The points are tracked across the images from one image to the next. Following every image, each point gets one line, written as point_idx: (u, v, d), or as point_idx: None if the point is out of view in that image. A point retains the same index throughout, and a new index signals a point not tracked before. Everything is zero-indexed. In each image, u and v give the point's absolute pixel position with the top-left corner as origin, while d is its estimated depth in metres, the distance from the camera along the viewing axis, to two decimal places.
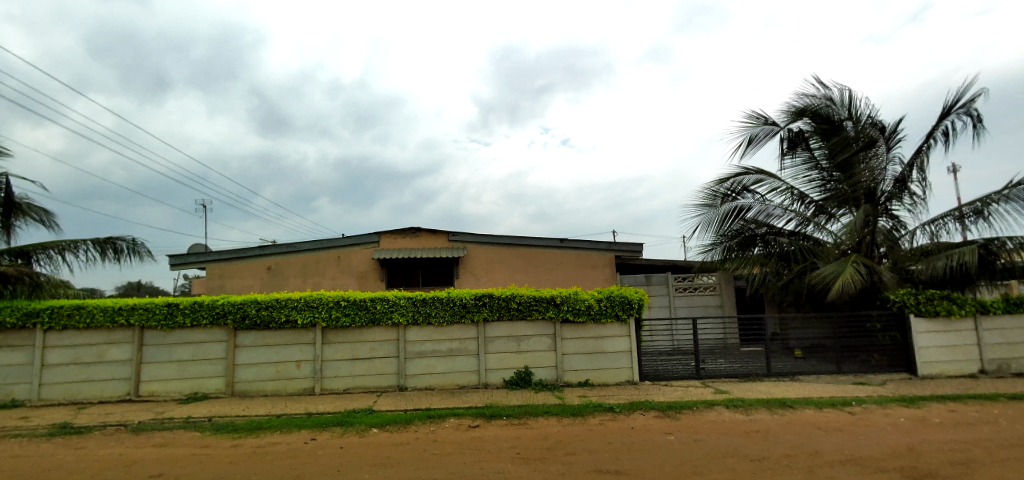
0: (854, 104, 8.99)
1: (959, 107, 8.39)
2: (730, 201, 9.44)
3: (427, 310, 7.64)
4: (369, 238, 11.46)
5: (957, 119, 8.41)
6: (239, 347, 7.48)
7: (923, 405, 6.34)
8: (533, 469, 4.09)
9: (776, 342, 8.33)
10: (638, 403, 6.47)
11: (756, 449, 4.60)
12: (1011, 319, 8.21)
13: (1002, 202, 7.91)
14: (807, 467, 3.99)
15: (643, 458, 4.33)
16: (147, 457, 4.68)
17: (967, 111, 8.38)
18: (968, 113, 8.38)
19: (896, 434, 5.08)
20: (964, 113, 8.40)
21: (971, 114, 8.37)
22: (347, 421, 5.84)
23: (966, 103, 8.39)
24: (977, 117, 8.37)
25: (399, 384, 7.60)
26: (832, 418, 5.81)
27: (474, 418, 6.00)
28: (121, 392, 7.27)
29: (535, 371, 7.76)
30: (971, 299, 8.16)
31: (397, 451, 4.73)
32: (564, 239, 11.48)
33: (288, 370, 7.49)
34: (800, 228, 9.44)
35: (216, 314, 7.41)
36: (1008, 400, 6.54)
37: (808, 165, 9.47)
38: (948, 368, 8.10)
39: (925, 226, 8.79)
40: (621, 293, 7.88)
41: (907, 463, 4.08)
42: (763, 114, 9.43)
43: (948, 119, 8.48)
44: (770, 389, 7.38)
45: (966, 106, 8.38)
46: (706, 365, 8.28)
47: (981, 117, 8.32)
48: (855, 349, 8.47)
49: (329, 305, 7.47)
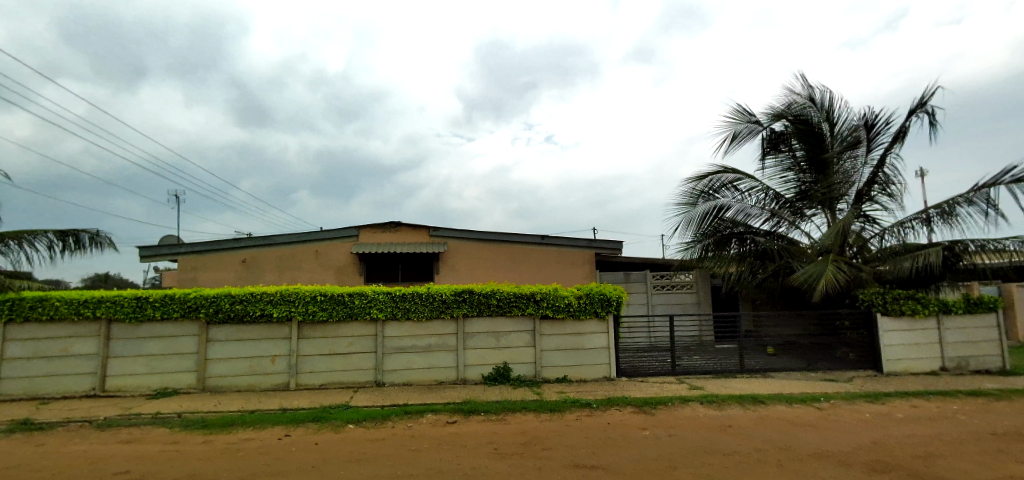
0: (831, 107, 9.27)
1: (918, 109, 8.68)
2: (709, 200, 9.59)
3: (406, 305, 7.58)
4: (348, 231, 11.29)
5: (917, 119, 8.70)
6: (212, 341, 7.32)
7: (886, 401, 6.57)
8: (511, 463, 4.13)
9: (750, 339, 8.48)
10: (614, 399, 6.54)
11: (729, 443, 4.71)
12: (970, 319, 8.56)
13: (967, 204, 8.20)
14: (777, 461, 4.12)
15: (618, 453, 4.42)
16: (114, 454, 4.54)
17: (929, 112, 8.63)
18: (926, 112, 8.65)
19: (860, 429, 5.26)
20: (925, 116, 8.65)
21: (928, 112, 8.62)
22: (323, 416, 5.79)
23: (922, 103, 8.66)
24: (934, 115, 8.63)
25: (377, 380, 7.53)
26: (801, 414, 5.97)
27: (452, 413, 5.98)
28: (86, 387, 7.04)
29: (514, 367, 7.76)
30: (935, 300, 8.46)
31: (374, 447, 4.70)
32: (544, 236, 11.50)
33: (262, 365, 7.36)
34: (775, 228, 9.62)
35: (188, 307, 7.22)
36: (966, 396, 6.80)
37: (786, 165, 9.66)
38: (911, 365, 8.40)
39: (893, 229, 9.05)
40: (599, 290, 7.94)
41: (872, 457, 4.23)
42: (748, 111, 9.57)
43: (910, 118, 8.74)
44: (743, 385, 7.54)
45: (924, 106, 8.64)
46: (681, 361, 8.40)
47: (936, 116, 8.60)
48: (824, 346, 8.69)
49: (306, 299, 7.35)
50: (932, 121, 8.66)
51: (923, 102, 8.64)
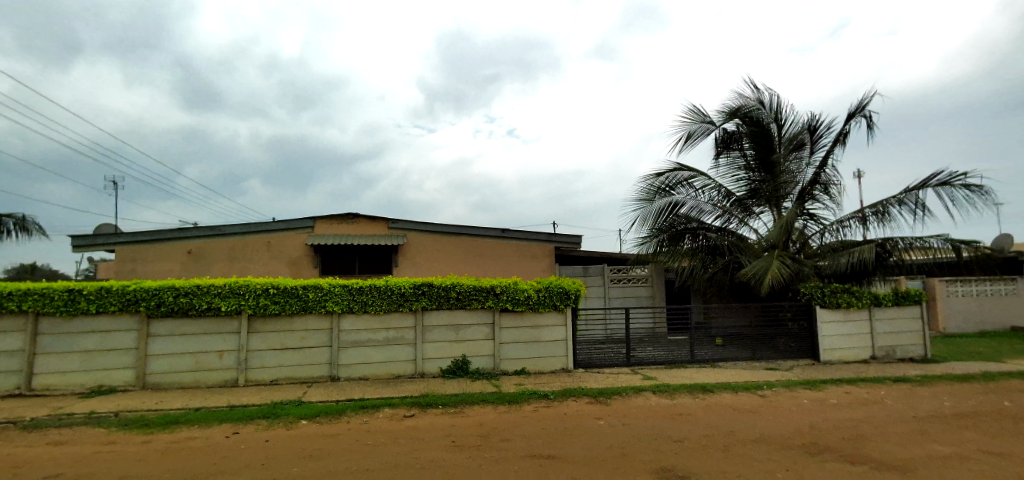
0: (779, 109, 9.70)
1: (857, 113, 9.22)
2: (665, 197, 9.88)
3: (363, 299, 7.42)
4: (302, 222, 10.93)
5: (856, 122, 9.25)
6: (153, 336, 6.94)
7: (823, 387, 7.01)
8: (469, 455, 4.14)
9: (699, 331, 8.83)
10: (571, 389, 6.66)
11: (678, 431, 4.90)
12: (898, 311, 9.22)
13: (898, 205, 8.80)
14: (723, 446, 4.31)
15: (574, 442, 4.51)
16: (41, 456, 4.24)
17: (866, 117, 9.19)
18: (864, 116, 9.20)
19: (798, 414, 5.59)
20: (863, 120, 9.20)
21: (866, 117, 9.18)
22: (274, 412, 5.60)
23: (860, 108, 9.21)
24: (871, 119, 9.19)
25: (331, 375, 7.36)
26: (746, 401, 6.27)
27: (409, 407, 5.92)
28: (9, 386, 6.52)
29: (473, 360, 7.77)
30: (868, 293, 9.05)
31: (328, 442, 4.60)
32: (505, 229, 11.52)
33: (208, 360, 7.04)
34: (726, 224, 10.01)
35: (126, 300, 6.81)
36: (893, 382, 7.33)
37: (736, 164, 10.06)
38: (845, 354, 8.98)
39: (833, 226, 9.57)
40: (558, 283, 8.05)
41: (808, 440, 4.50)
42: (702, 111, 9.90)
43: (850, 121, 9.28)
44: (693, 375, 7.85)
45: (862, 111, 9.20)
46: (636, 352, 8.63)
47: (873, 120, 9.16)
48: (768, 337, 9.14)
49: (257, 292, 7.07)
50: (869, 124, 9.22)
51: (861, 107, 9.19)
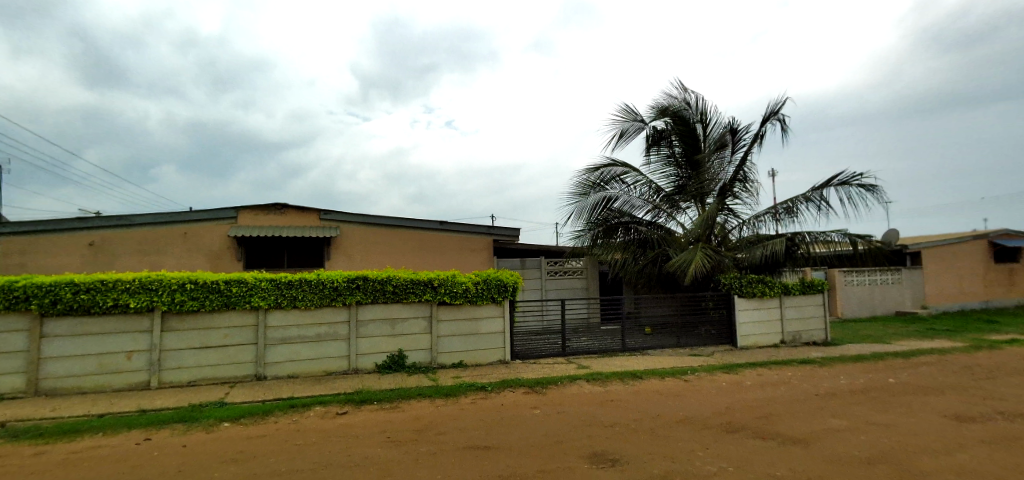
0: (703, 111, 10.29)
1: (772, 117, 9.97)
2: (599, 191, 10.21)
3: (293, 293, 7.10)
4: (224, 212, 10.24)
5: (771, 125, 9.99)
6: (48, 337, 6.26)
7: (739, 371, 7.57)
8: (404, 450, 4.09)
9: (630, 321, 9.24)
10: (507, 381, 6.75)
11: (609, 416, 5.11)
12: (805, 299, 10.13)
13: (805, 202, 9.63)
14: (650, 429, 4.55)
15: (509, 432, 4.59)
16: None
17: (780, 120, 9.94)
18: (778, 119, 9.95)
19: (717, 396, 6.01)
20: (778, 123, 9.96)
21: (780, 120, 9.94)
22: (192, 415, 5.25)
23: (774, 112, 9.96)
24: (784, 123, 9.97)
25: (257, 374, 6.99)
26: (672, 386, 6.66)
27: (342, 404, 5.76)
28: None
29: (409, 354, 7.66)
30: (779, 283, 9.88)
31: (253, 445, 4.37)
32: (443, 222, 11.43)
33: (115, 362, 6.46)
34: (656, 218, 10.51)
35: (13, 298, 6.08)
36: (800, 364, 8.06)
37: (666, 161, 10.57)
38: (759, 339, 9.75)
39: (750, 221, 10.33)
40: (497, 276, 8.10)
41: (725, 420, 4.85)
42: (634, 110, 10.29)
43: (767, 124, 10.01)
44: (623, 363, 8.21)
45: (776, 115, 9.95)
46: (571, 343, 8.89)
47: (786, 123, 9.94)
48: (693, 326, 9.74)
49: (172, 287, 6.56)
50: (783, 127, 9.98)
51: (776, 111, 9.94)
